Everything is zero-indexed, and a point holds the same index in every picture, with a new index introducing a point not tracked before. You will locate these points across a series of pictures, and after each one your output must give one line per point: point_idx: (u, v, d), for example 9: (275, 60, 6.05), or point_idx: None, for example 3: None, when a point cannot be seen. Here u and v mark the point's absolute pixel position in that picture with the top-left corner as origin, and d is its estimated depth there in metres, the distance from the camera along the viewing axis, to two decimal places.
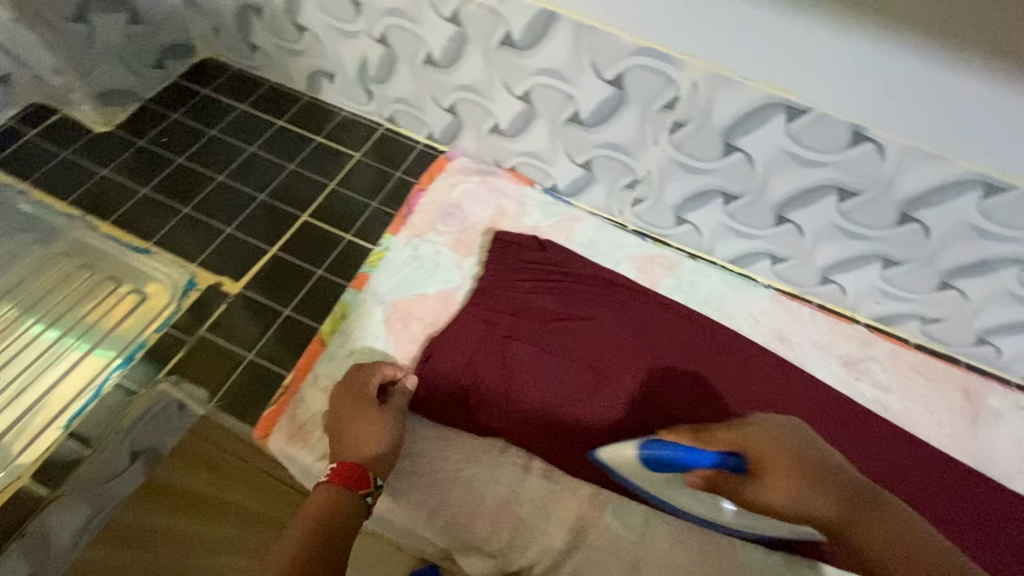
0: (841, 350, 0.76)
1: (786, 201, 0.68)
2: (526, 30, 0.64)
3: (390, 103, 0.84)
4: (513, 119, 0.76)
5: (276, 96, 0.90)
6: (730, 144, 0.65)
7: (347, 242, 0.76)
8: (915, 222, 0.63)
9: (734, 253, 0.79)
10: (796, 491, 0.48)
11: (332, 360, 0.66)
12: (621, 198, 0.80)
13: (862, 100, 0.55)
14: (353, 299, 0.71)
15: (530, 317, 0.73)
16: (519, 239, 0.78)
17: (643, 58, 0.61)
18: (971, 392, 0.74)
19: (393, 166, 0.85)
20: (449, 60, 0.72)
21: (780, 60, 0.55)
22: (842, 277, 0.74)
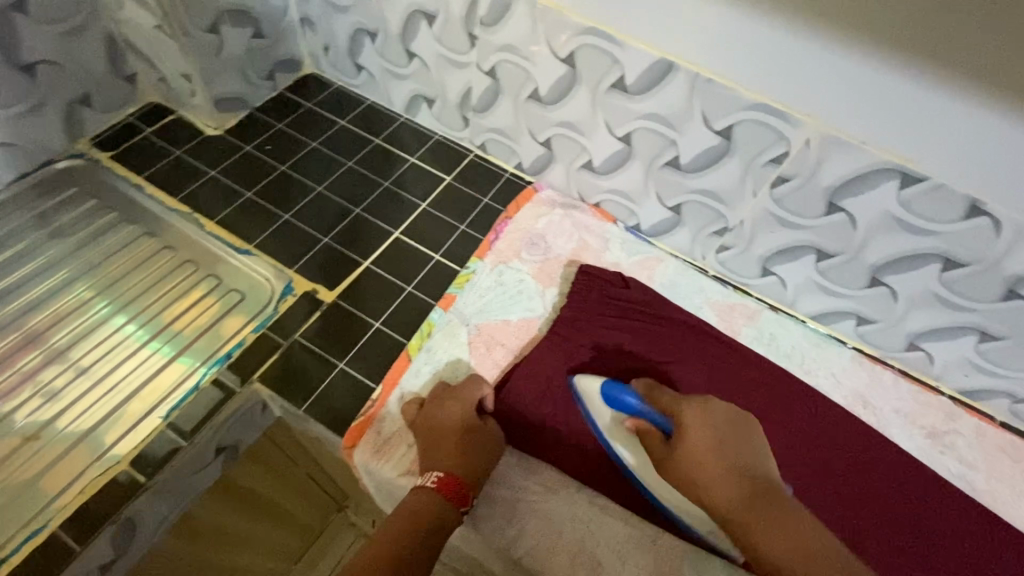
0: (924, 421, 0.74)
1: (883, 264, 0.68)
2: (641, 77, 0.66)
3: (485, 132, 0.87)
4: (608, 158, 0.78)
5: (374, 115, 0.94)
6: (833, 204, 0.65)
7: (436, 262, 0.78)
8: (1021, 299, 0.62)
9: (816, 310, 0.78)
10: (714, 460, 0.54)
11: (418, 377, 0.67)
12: (706, 244, 0.80)
13: (984, 175, 0.55)
14: (439, 319, 0.72)
15: (611, 356, 0.73)
16: (603, 274, 0.79)
17: (757, 113, 0.62)
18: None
19: (481, 193, 0.87)
20: (555, 97, 0.75)
21: (903, 129, 0.56)
22: (931, 346, 0.73)
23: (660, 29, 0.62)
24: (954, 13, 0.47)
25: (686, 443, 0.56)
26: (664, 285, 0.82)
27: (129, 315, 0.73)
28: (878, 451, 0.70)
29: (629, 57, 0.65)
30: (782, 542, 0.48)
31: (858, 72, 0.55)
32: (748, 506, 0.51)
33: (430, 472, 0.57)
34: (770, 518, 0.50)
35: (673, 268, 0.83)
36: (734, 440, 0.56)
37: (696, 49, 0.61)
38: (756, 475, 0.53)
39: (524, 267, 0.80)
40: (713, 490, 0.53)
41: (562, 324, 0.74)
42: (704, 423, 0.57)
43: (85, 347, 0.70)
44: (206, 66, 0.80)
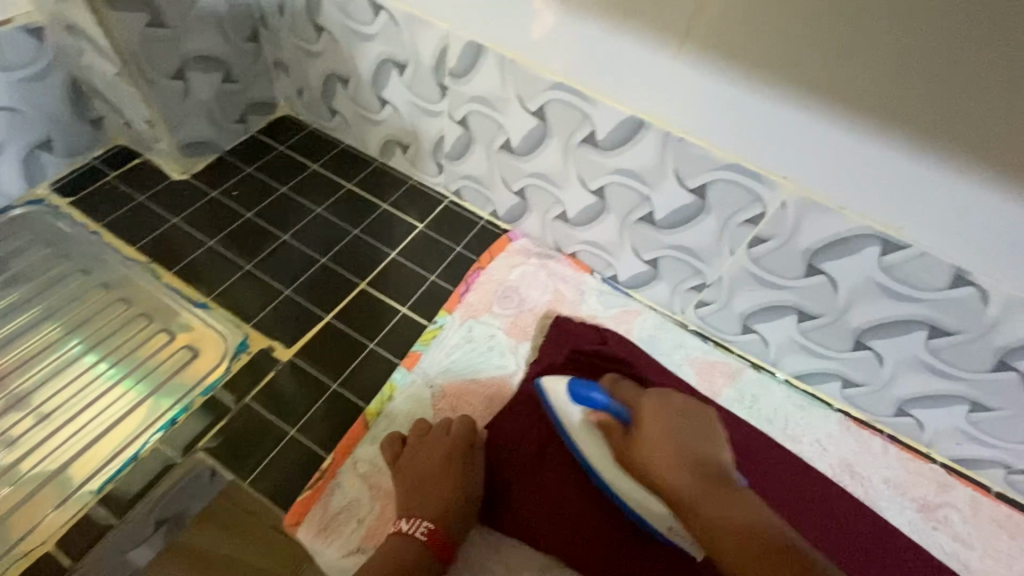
0: (916, 492, 0.70)
1: (867, 328, 0.64)
2: (612, 132, 0.64)
3: (459, 178, 0.85)
4: (582, 210, 0.75)
5: (348, 158, 0.91)
6: (813, 266, 0.62)
7: (402, 316, 0.75)
8: (1012, 370, 0.58)
9: (801, 370, 0.74)
10: (668, 448, 0.55)
11: (374, 445, 0.64)
12: (685, 298, 0.77)
13: (968, 245, 0.52)
14: (402, 380, 0.69)
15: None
16: (578, 328, 0.76)
17: (732, 173, 0.59)
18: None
19: (454, 241, 0.84)
20: (527, 148, 0.72)
21: (882, 197, 0.53)
22: (921, 412, 0.69)
23: (630, 86, 0.59)
24: (928, 87, 0.45)
25: (642, 429, 0.58)
26: (642, 341, 0.78)
27: (100, 354, 0.70)
28: (861, 526, 0.67)
29: (599, 113, 0.63)
30: (723, 523, 0.49)
31: (833, 139, 0.52)
32: (694, 490, 0.53)
33: (418, 521, 0.56)
34: (713, 497, 0.51)
35: (652, 322, 0.80)
36: (692, 430, 0.57)
37: (666, 108, 0.59)
38: (711, 465, 0.54)
39: (496, 322, 0.77)
40: (664, 471, 0.55)
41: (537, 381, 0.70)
42: (661, 414, 0.58)
43: (23, 406, 0.66)
44: (171, 112, 0.79)
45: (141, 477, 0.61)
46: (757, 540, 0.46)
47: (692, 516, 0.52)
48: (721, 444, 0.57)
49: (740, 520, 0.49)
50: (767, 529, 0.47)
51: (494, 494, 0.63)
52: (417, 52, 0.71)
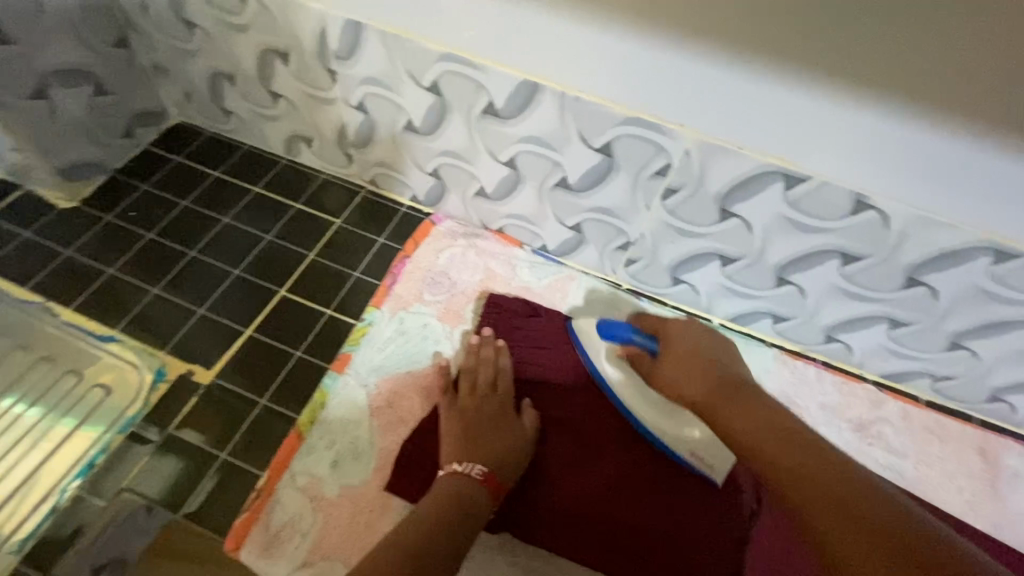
0: (852, 414, 0.73)
1: (787, 263, 0.65)
2: (510, 100, 0.61)
3: (371, 166, 0.81)
4: (499, 183, 0.73)
5: (252, 160, 0.86)
6: (725, 210, 0.62)
7: (328, 319, 0.73)
8: (922, 286, 0.60)
9: (733, 313, 0.76)
10: (692, 360, 0.59)
11: (311, 456, 0.63)
12: (614, 259, 0.77)
13: (864, 170, 0.53)
14: (333, 385, 0.67)
15: (529, 391, 0.70)
16: (508, 303, 0.76)
17: (633, 127, 0.58)
18: (993, 453, 0.71)
19: (376, 232, 0.81)
20: (430, 127, 0.69)
21: (777, 132, 0.53)
22: (848, 337, 0.71)
23: (518, 49, 0.57)
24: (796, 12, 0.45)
25: (674, 349, 0.61)
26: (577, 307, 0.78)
27: (16, 395, 0.67)
28: None
29: (493, 81, 0.60)
30: (752, 424, 0.52)
31: (721, 79, 0.52)
32: (717, 398, 0.55)
33: (473, 463, 0.59)
34: (737, 402, 0.54)
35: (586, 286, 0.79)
36: (722, 356, 0.60)
37: (558, 66, 0.57)
38: (729, 375, 0.58)
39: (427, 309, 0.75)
40: (688, 381, 0.58)
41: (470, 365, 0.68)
42: (686, 333, 0.62)
43: None
44: (40, 136, 0.72)
45: (68, 525, 0.58)
46: (772, 421, 0.52)
47: (715, 419, 0.55)
48: (736, 355, 0.62)
49: (785, 437, 0.50)
50: (795, 426, 0.51)
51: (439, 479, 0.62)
52: (297, 37, 0.67)
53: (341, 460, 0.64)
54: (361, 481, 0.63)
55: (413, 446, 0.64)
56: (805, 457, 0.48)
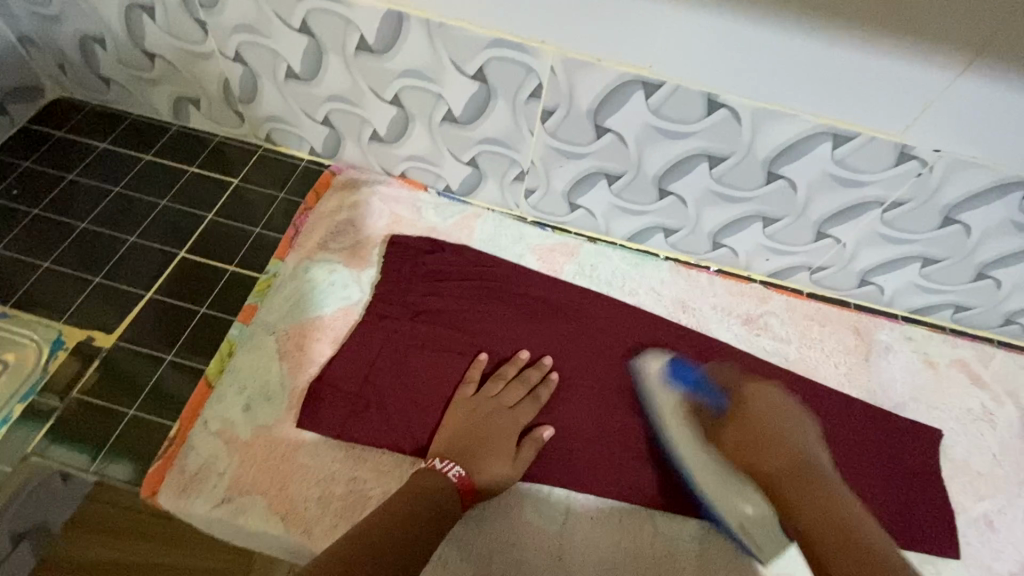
0: (741, 311, 0.99)
1: (663, 173, 0.88)
2: (380, 38, 0.79)
3: (263, 122, 0.99)
4: (389, 126, 0.92)
5: (180, 146, 1.02)
6: (601, 128, 0.83)
7: (233, 274, 0.91)
8: (782, 178, 0.84)
9: (629, 231, 1.01)
10: (778, 452, 0.73)
11: (223, 403, 0.81)
12: (514, 191, 0.99)
13: (705, 68, 0.74)
14: (241, 335, 0.86)
15: (416, 308, 0.92)
16: (412, 241, 0.97)
17: (498, 50, 0.77)
18: (856, 323, 0.99)
19: (277, 188, 1.01)
20: (311, 72, 0.86)
21: (619, 40, 0.73)
22: (729, 241, 0.97)
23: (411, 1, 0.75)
24: None
25: (748, 413, 0.78)
26: (484, 240, 1.00)
27: None
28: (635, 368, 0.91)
29: (392, 11, 0.76)
30: (816, 507, 0.67)
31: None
32: (790, 476, 0.70)
33: (451, 465, 0.76)
34: (806, 488, 0.69)
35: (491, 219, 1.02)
36: (761, 453, 0.74)
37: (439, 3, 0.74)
38: (795, 462, 0.72)
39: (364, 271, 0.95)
40: (755, 457, 0.74)
41: (397, 305, 0.92)
42: (770, 407, 0.78)
43: None
44: None
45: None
46: (818, 490, 0.68)
47: (786, 497, 0.70)
48: (814, 440, 0.76)
49: (859, 541, 0.62)
50: (851, 516, 0.65)
51: (346, 393, 0.84)
52: (228, 14, 0.82)
53: (252, 403, 0.82)
54: (274, 420, 0.81)
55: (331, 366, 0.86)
56: (828, 514, 0.66)
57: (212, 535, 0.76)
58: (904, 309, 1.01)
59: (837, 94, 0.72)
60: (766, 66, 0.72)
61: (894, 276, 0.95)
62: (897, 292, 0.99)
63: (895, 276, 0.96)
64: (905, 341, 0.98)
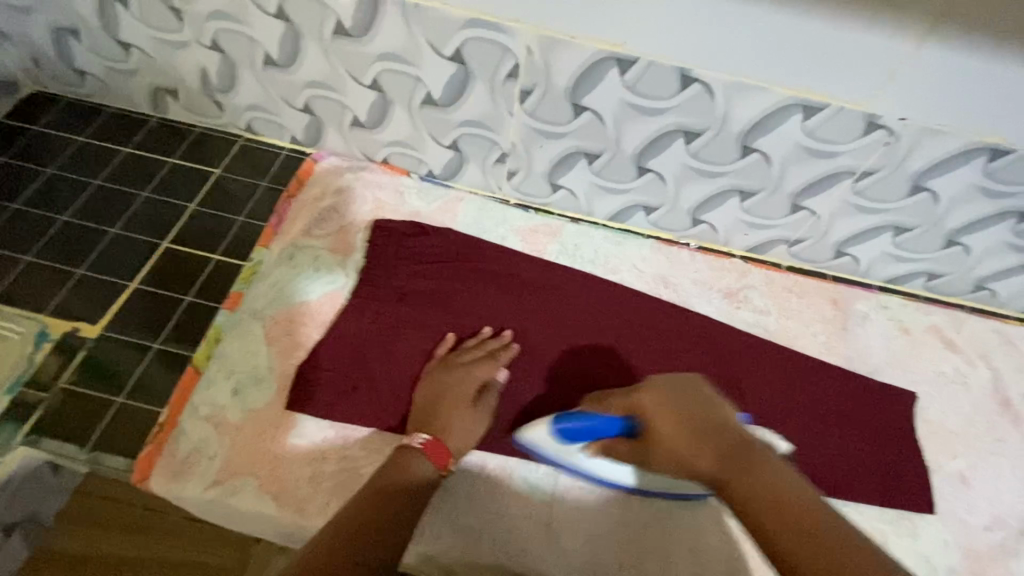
0: (913, 358, 0.76)
1: (802, 190, 0.70)
2: (446, 91, 0.69)
3: (244, 111, 0.80)
4: (445, 165, 0.80)
5: (211, 144, 0.83)
6: (747, 146, 0.66)
7: (217, 264, 0.72)
8: (926, 191, 0.67)
9: (752, 243, 0.81)
10: None
11: (213, 387, 0.63)
12: (593, 195, 0.79)
13: (855, 86, 0.58)
14: (227, 321, 0.67)
15: (445, 304, 0.70)
16: (397, 226, 0.75)
17: (609, 60, 0.61)
18: (1003, 333, 0.79)
19: (259, 176, 0.81)
20: (376, 120, 0.76)
21: (725, 52, 0.58)
22: (856, 249, 0.77)
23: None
24: None
25: None
26: (569, 249, 0.80)
27: None
28: (786, 358, 0.73)
29: (522, 45, 0.62)
30: None
31: None
32: None
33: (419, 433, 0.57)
34: (754, 478, 0.45)
35: (574, 229, 0.82)
36: (693, 443, 0.47)
37: (594, 14, 0.58)
38: None
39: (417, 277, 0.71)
40: None
41: (458, 314, 0.70)
42: None
43: None
44: None
45: None
46: None
47: None
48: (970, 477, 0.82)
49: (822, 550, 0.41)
50: None
51: (374, 380, 0.64)
52: (299, 22, 0.66)
53: (243, 386, 0.63)
54: (265, 404, 0.62)
55: (330, 353, 0.65)
56: None
57: (204, 517, 0.59)
58: (1016, 309, 0.82)
59: (985, 109, 0.57)
60: (1011, 111, 0.57)
61: (1010, 281, 0.77)
62: (1016, 293, 0.79)
63: (1012, 281, 0.77)
64: None
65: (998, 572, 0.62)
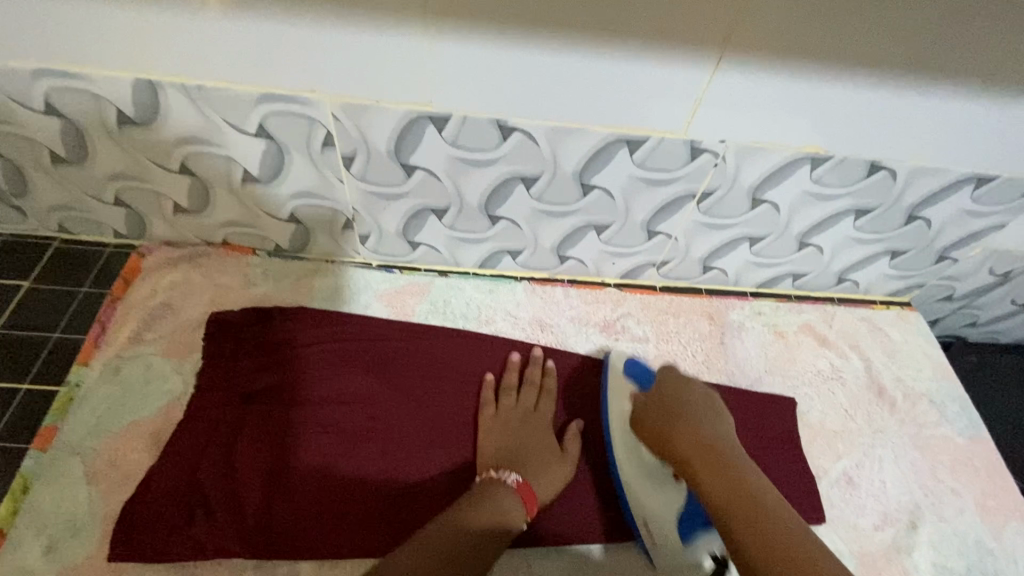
0: (789, 360, 0.77)
1: (651, 217, 0.69)
2: (262, 166, 0.63)
3: (49, 211, 0.71)
4: (290, 238, 0.74)
5: (14, 251, 0.73)
6: (586, 184, 0.65)
7: (26, 396, 0.63)
8: (766, 203, 0.67)
9: (622, 270, 0.79)
10: None
11: (20, 549, 0.54)
12: (453, 247, 0.76)
13: (668, 116, 0.57)
14: (38, 465, 0.58)
15: (295, 396, 0.64)
16: (235, 317, 0.68)
17: (421, 119, 0.57)
18: (869, 320, 0.82)
19: (78, 281, 0.72)
20: (199, 203, 0.69)
21: (536, 99, 0.56)
22: (720, 262, 0.78)
23: (341, 62, 0.53)
24: None
25: None
26: (437, 307, 0.76)
27: None
28: None
29: (326, 114, 0.57)
30: None
31: (419, 50, 0.52)
32: None
33: (508, 470, 0.60)
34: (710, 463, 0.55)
35: (442, 283, 0.78)
36: (709, 424, 0.59)
37: (389, 75, 0.54)
38: None
39: (259, 369, 0.65)
40: None
41: (306, 404, 0.64)
42: None
43: None
44: None
45: None
46: None
47: None
48: None
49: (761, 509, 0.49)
50: None
51: (216, 502, 0.57)
52: (75, 115, 0.59)
53: (57, 541, 0.55)
54: (87, 556, 0.54)
55: (164, 481, 0.58)
56: None
57: None
58: (880, 294, 0.84)
59: (794, 123, 0.58)
60: (820, 123, 0.58)
61: (867, 270, 0.80)
62: (876, 280, 0.82)
63: (869, 271, 0.80)
64: (895, 321, 0.82)
65: (894, 571, 0.62)
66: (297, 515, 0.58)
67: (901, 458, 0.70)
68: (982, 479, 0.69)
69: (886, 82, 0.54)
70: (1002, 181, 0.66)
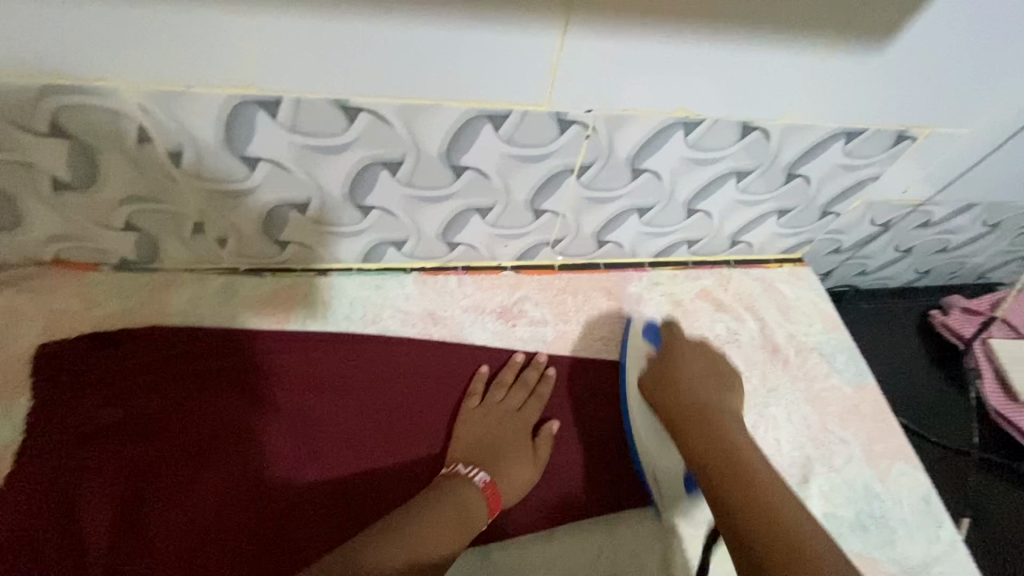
0: (688, 329, 0.76)
1: (534, 194, 0.66)
2: (73, 171, 0.54)
3: None
4: (134, 249, 0.65)
5: None
6: (455, 166, 0.60)
7: None
8: (646, 172, 0.65)
9: (517, 253, 0.75)
10: None
11: None
12: (327, 245, 0.69)
13: (527, 85, 0.53)
14: None
15: (143, 423, 0.61)
16: (67, 348, 0.62)
17: (250, 104, 0.50)
18: (764, 280, 0.83)
19: None
20: (7, 220, 0.58)
21: (376, 76, 0.50)
22: (614, 235, 0.75)
23: (132, 44, 0.45)
24: None
25: None
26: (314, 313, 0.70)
27: None
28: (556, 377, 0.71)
29: (132, 105, 0.49)
30: None
31: (224, 26, 0.44)
32: None
33: (475, 469, 0.61)
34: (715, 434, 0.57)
35: (320, 284, 0.71)
36: (704, 385, 0.63)
37: (196, 56, 0.46)
38: None
39: (103, 408, 0.61)
40: None
41: (158, 439, 0.60)
42: None
43: None
44: None
45: None
46: None
47: None
48: None
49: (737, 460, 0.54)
50: None
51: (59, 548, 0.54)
52: None
53: None
54: None
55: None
56: None
57: None
58: (776, 253, 0.85)
59: (659, 86, 0.55)
60: (686, 85, 0.56)
61: (758, 231, 0.80)
62: (769, 240, 0.82)
63: (760, 231, 0.80)
64: (789, 279, 0.83)
65: None
66: (152, 556, 0.55)
67: (794, 415, 0.71)
68: (869, 424, 0.72)
69: (744, 38, 0.52)
70: (870, 134, 0.66)
